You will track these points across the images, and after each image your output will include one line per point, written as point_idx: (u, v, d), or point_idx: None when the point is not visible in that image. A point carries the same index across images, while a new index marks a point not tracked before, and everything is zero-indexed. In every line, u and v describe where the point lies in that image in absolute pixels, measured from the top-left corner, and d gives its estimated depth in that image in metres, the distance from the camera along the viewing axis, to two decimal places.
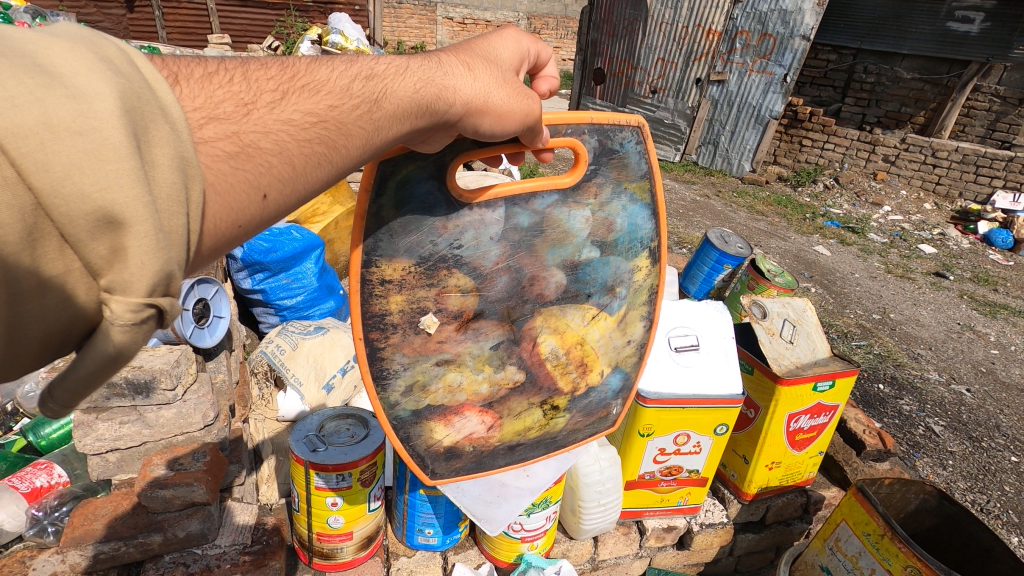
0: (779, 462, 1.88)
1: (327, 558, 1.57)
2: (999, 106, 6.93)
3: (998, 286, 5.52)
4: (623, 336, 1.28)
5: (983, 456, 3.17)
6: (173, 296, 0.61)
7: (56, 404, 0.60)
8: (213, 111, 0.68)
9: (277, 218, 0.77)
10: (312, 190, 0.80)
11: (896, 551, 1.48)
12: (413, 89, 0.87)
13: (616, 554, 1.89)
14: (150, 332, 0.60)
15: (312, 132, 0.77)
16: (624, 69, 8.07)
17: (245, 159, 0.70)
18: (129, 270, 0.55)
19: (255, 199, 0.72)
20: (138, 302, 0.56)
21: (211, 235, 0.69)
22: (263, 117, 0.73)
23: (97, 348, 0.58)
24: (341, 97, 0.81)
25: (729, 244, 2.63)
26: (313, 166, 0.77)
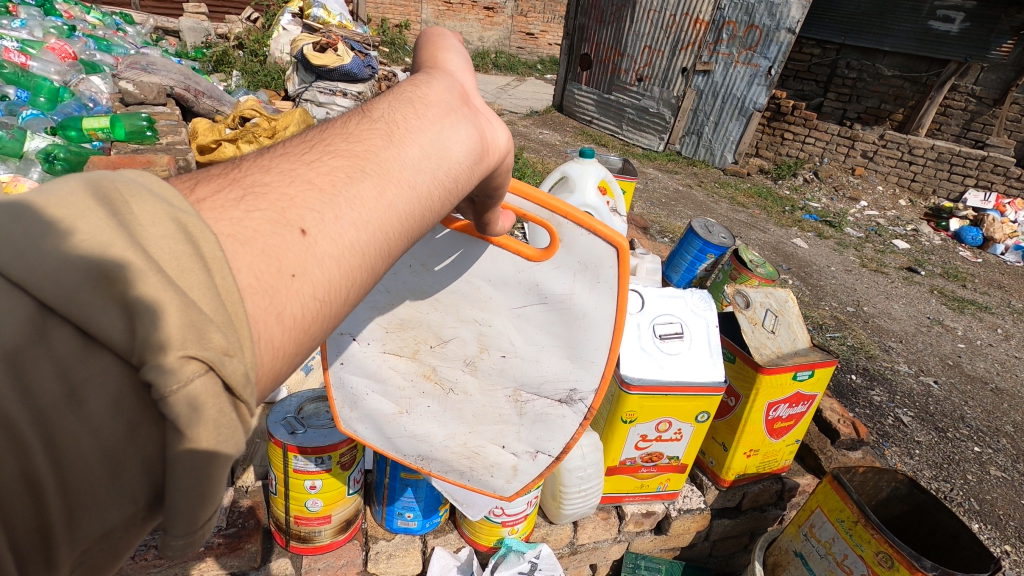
0: (757, 450, 1.90)
1: (305, 541, 1.55)
2: (974, 106, 7.09)
3: (966, 282, 5.68)
4: None
5: (948, 446, 3.27)
6: (233, 358, 0.47)
7: (177, 540, 0.47)
8: (199, 173, 0.64)
9: (344, 255, 0.59)
10: (368, 215, 0.61)
11: (868, 538, 1.51)
12: (386, 96, 0.75)
13: (595, 539, 1.91)
14: (227, 407, 0.46)
15: (317, 153, 0.65)
16: (610, 56, 8.20)
17: (255, 196, 0.58)
18: (148, 331, 0.44)
19: (293, 237, 0.56)
20: (176, 360, 0.44)
21: (259, 293, 0.53)
22: (256, 162, 0.65)
23: (175, 443, 0.45)
24: (329, 123, 0.73)
25: (713, 233, 2.62)
26: (345, 183, 0.62)
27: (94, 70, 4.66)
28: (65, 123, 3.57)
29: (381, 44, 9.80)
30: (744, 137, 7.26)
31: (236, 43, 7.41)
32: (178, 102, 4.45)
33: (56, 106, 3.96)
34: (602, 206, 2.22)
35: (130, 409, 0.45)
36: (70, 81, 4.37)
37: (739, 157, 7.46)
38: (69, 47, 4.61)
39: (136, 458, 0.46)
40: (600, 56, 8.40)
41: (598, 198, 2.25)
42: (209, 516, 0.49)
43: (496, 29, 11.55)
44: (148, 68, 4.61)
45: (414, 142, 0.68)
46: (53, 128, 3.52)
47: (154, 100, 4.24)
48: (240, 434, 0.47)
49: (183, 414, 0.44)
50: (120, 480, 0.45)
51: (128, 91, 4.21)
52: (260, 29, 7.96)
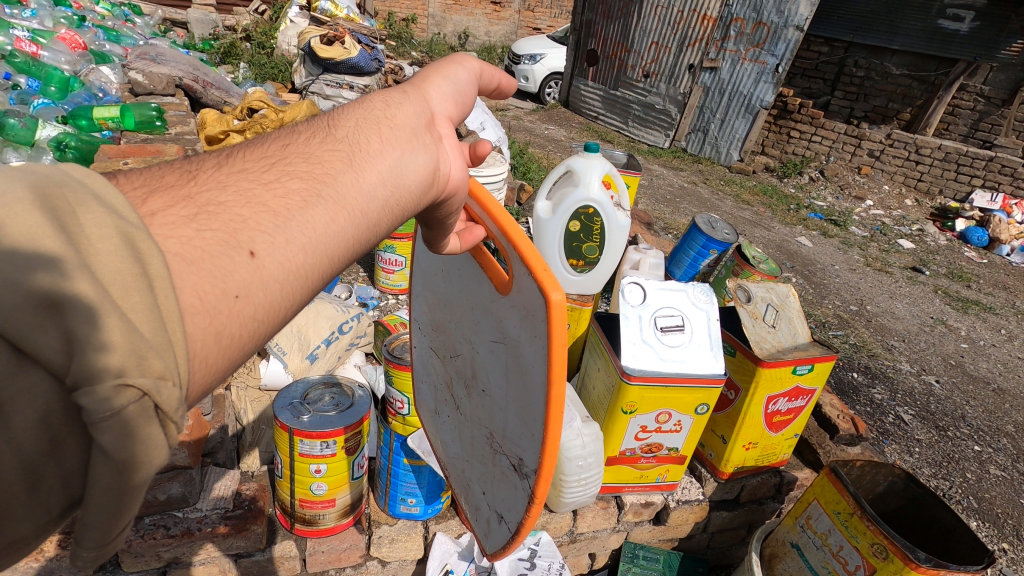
0: (756, 443, 1.92)
1: (309, 524, 1.58)
2: (982, 107, 7.08)
3: (971, 282, 5.67)
4: None
5: (948, 444, 3.29)
6: (166, 378, 0.49)
7: (86, 550, 0.51)
8: (157, 183, 0.66)
9: (288, 278, 0.63)
10: (318, 239, 0.66)
11: (864, 529, 1.53)
12: (357, 114, 0.82)
13: (594, 528, 1.94)
14: (157, 428, 0.49)
15: (275, 176, 0.70)
16: (617, 52, 8.19)
17: (208, 218, 0.61)
18: (87, 352, 0.46)
19: (241, 259, 0.59)
20: (110, 386, 0.46)
21: (201, 313, 0.56)
22: (213, 176, 0.69)
23: (100, 461, 0.48)
24: (292, 139, 0.78)
25: (716, 228, 2.64)
26: (299, 207, 0.67)
27: (103, 61, 4.68)
28: (75, 113, 3.60)
29: (388, 38, 9.81)
30: (750, 135, 7.25)
31: (244, 35, 7.42)
32: (187, 93, 4.47)
33: (66, 96, 3.99)
34: (606, 201, 2.26)
35: (59, 425, 0.47)
36: (80, 71, 4.41)
37: (745, 155, 7.44)
38: (80, 37, 4.64)
39: (54, 472, 0.48)
40: (607, 51, 8.39)
41: (603, 192, 2.29)
42: (122, 530, 0.52)
43: (503, 24, 11.53)
44: (158, 59, 4.64)
45: (374, 168, 0.75)
46: (64, 117, 3.55)
47: (162, 91, 4.28)
48: (165, 453, 0.50)
49: (113, 436, 0.47)
50: (37, 493, 0.48)
51: (138, 81, 4.25)
52: (268, 22, 7.97)
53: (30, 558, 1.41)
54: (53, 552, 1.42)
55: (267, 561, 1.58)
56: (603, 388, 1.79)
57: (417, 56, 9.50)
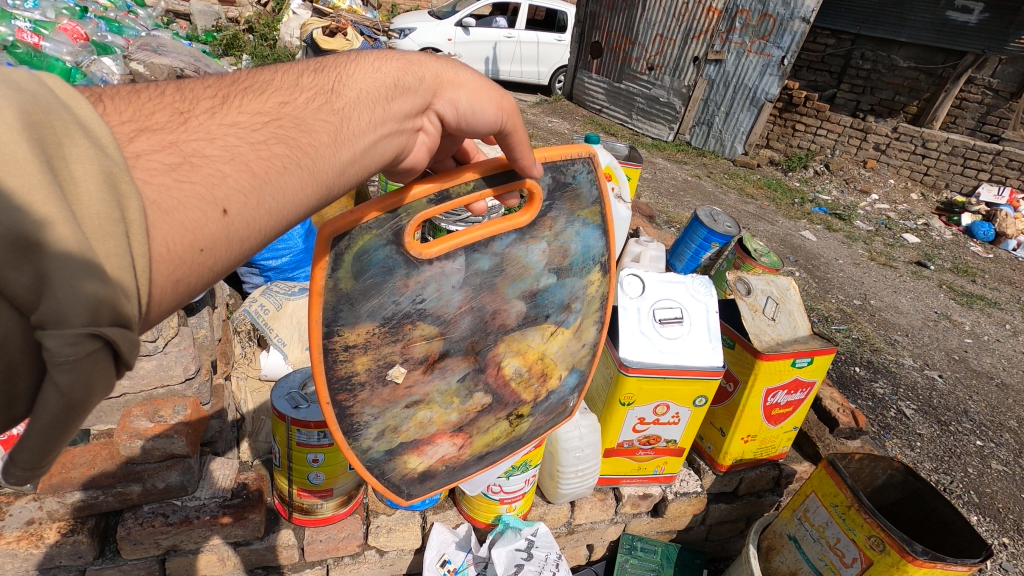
0: (755, 436, 1.92)
1: (307, 513, 1.59)
2: (991, 99, 6.99)
3: (976, 277, 5.62)
4: (579, 341, 1.15)
5: (950, 439, 3.27)
6: (124, 323, 0.56)
7: (20, 470, 0.55)
8: (144, 123, 0.69)
9: (250, 237, 0.70)
10: (284, 206, 0.74)
11: (861, 522, 1.53)
12: (365, 85, 0.86)
13: (592, 520, 1.94)
14: (107, 371, 0.55)
15: (265, 134, 0.74)
16: (622, 44, 8.13)
17: (189, 170, 0.66)
18: (56, 293, 0.52)
19: (213, 214, 0.66)
20: (77, 332, 0.52)
21: (167, 262, 0.63)
22: (203, 123, 0.72)
23: (50, 394, 0.53)
24: (292, 93, 0.81)
25: (717, 221, 2.62)
26: (277, 172, 0.72)
27: (105, 52, 4.67)
28: None
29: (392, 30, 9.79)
30: (754, 128, 7.20)
31: (246, 27, 7.40)
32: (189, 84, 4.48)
33: (68, 86, 4.00)
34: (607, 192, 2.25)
35: (17, 350, 0.53)
36: (82, 62, 4.41)
37: (749, 148, 7.40)
38: (81, 28, 4.64)
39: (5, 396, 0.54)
40: (611, 44, 8.33)
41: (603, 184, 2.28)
42: (51, 459, 0.57)
43: None
44: (159, 50, 4.64)
45: (352, 147, 0.82)
46: None
47: (165, 81, 4.31)
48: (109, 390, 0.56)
49: (69, 377, 0.53)
50: None
51: (140, 72, 4.30)
52: (270, 14, 7.96)
53: (28, 545, 1.42)
54: (52, 539, 1.43)
55: (266, 548, 1.60)
56: (602, 379, 1.78)
57: None
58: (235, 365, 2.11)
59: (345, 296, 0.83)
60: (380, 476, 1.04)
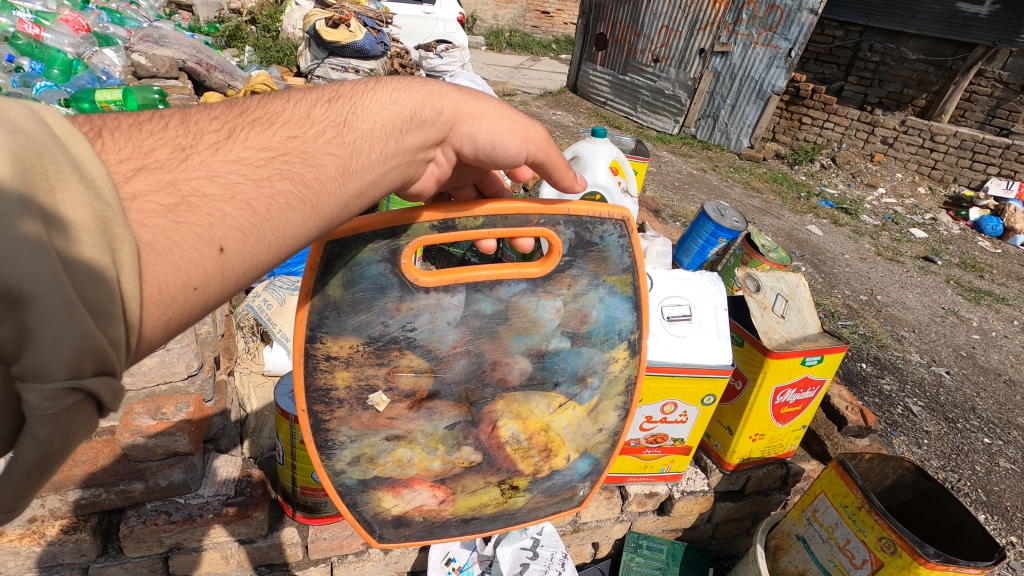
0: (763, 435, 1.90)
1: (311, 512, 1.58)
2: (1001, 92, 6.87)
3: (984, 273, 5.57)
4: (593, 424, 1.08)
5: (957, 436, 3.25)
6: (106, 373, 0.57)
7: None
8: (144, 162, 0.66)
9: (246, 273, 0.69)
10: (283, 241, 0.72)
11: (871, 523, 1.51)
12: (379, 118, 0.84)
13: (598, 518, 1.94)
14: (87, 417, 0.57)
15: (269, 170, 0.72)
16: (627, 36, 8.04)
17: (188, 211, 0.65)
18: (40, 349, 0.52)
19: (209, 254, 0.65)
20: (56, 387, 0.53)
21: (158, 302, 0.63)
22: (205, 160, 0.69)
23: (29, 443, 0.55)
24: (301, 126, 0.79)
25: (725, 216, 2.58)
26: (279, 209, 0.71)
27: (107, 44, 4.66)
28: (78, 95, 3.56)
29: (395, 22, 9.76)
30: (760, 121, 7.14)
31: (249, 18, 7.34)
32: (191, 76, 4.46)
33: (69, 78, 3.98)
34: (613, 186, 2.19)
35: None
36: (84, 54, 4.38)
37: (755, 142, 7.33)
38: (82, 19, 4.60)
39: None
40: (616, 36, 8.25)
41: (609, 177, 2.23)
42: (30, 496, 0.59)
43: (511, 7, 11.45)
44: (161, 41, 4.60)
45: (358, 181, 0.80)
46: (67, 99, 3.52)
47: (166, 74, 4.30)
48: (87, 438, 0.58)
49: (47, 428, 0.54)
50: None
51: (141, 65, 4.28)
52: (273, 5, 7.89)
53: (31, 543, 1.40)
54: (54, 536, 1.42)
55: (269, 547, 1.59)
56: None
57: None
58: (238, 360, 2.10)
59: (333, 304, 0.84)
60: (351, 507, 1.01)
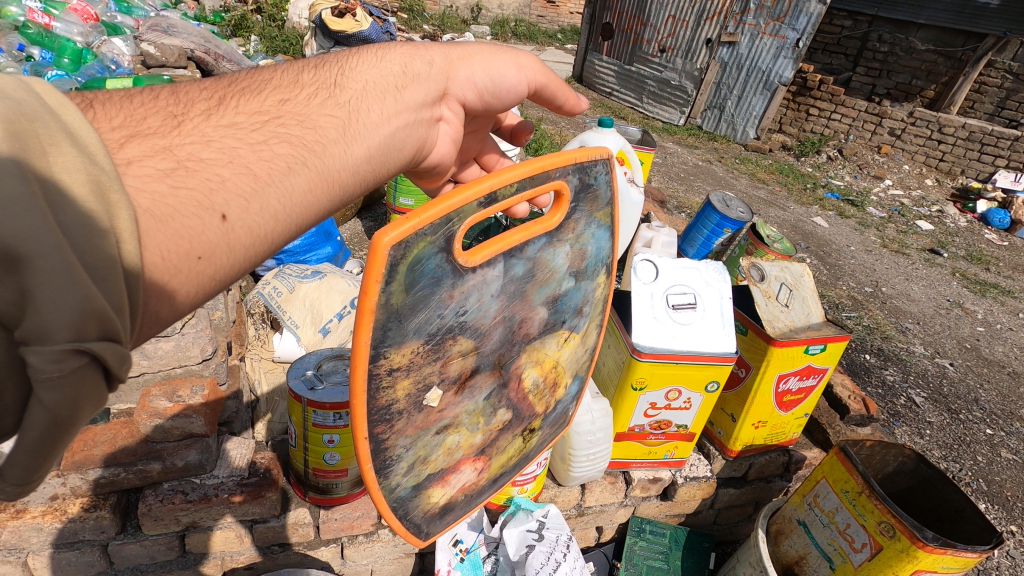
0: (765, 422, 1.92)
1: (323, 493, 1.62)
2: (1010, 83, 6.83)
3: (990, 265, 5.55)
4: (585, 345, 1.17)
5: (959, 427, 3.27)
6: (113, 338, 0.56)
7: (11, 484, 0.57)
8: (136, 128, 0.69)
9: (253, 243, 0.71)
10: (289, 208, 0.74)
11: (871, 508, 1.54)
12: (369, 77, 0.88)
13: (602, 502, 1.98)
14: (95, 385, 0.56)
15: (265, 134, 0.74)
16: (633, 25, 7.99)
17: (186, 175, 0.66)
18: (40, 309, 0.51)
19: (212, 221, 0.66)
20: (60, 349, 0.51)
21: (162, 270, 0.63)
22: (198, 125, 0.72)
23: (39, 409, 0.54)
24: (291, 90, 0.83)
25: (731, 207, 2.59)
26: (281, 173, 0.73)
27: (116, 33, 4.68)
28: (88, 84, 3.61)
29: (399, 12, 9.82)
30: (767, 112, 7.11)
31: (254, 8, 7.34)
32: (199, 65, 4.49)
33: (79, 67, 3.99)
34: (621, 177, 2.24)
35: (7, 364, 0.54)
36: (92, 43, 4.41)
37: (761, 133, 7.31)
38: (91, 8, 4.62)
39: None
40: (622, 26, 8.21)
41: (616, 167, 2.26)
42: (44, 470, 0.59)
43: None
44: (169, 31, 4.62)
45: (365, 142, 0.83)
46: (78, 88, 3.55)
47: (175, 63, 4.34)
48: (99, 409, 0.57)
49: (55, 393, 0.53)
50: None
51: (150, 54, 4.28)
52: None
53: (53, 519, 1.46)
54: (75, 514, 1.47)
55: (281, 526, 1.63)
56: (614, 364, 1.79)
57: (429, 31, 9.43)
58: (249, 346, 2.13)
59: (395, 313, 0.75)
60: (403, 517, 0.98)
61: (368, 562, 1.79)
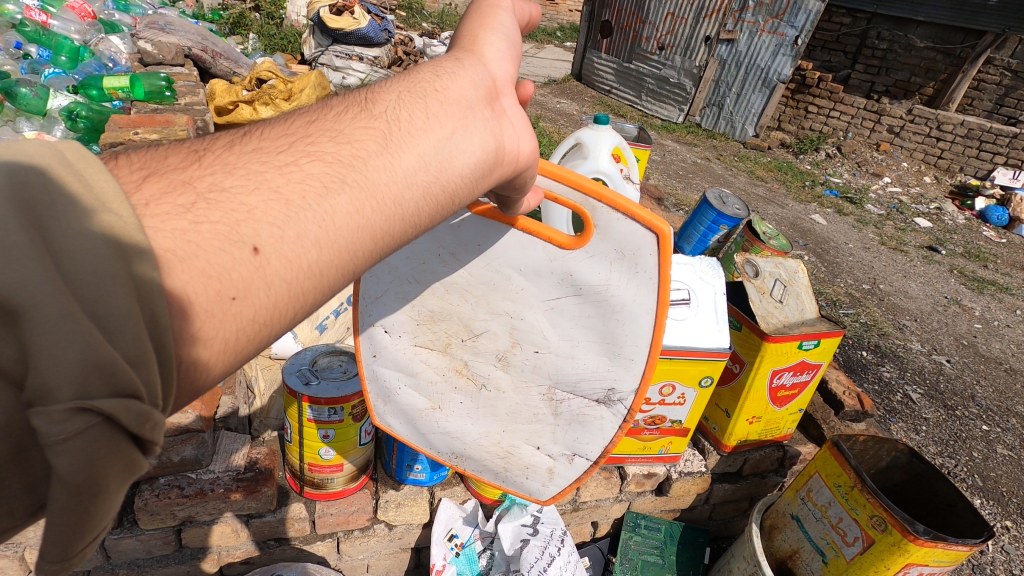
0: (760, 417, 1.93)
1: (318, 488, 1.63)
2: (1009, 80, 6.82)
3: (988, 263, 5.55)
4: None
5: (956, 424, 3.28)
6: (132, 395, 0.47)
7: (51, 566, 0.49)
8: (157, 164, 0.63)
9: (297, 277, 0.59)
10: (335, 233, 0.61)
11: (864, 502, 1.54)
12: (400, 86, 0.74)
13: (597, 497, 1.99)
14: (118, 450, 0.47)
15: (294, 156, 0.64)
16: (632, 23, 8.00)
17: (206, 208, 0.57)
18: (40, 364, 0.44)
19: (243, 256, 0.56)
20: (62, 408, 0.44)
21: (190, 316, 0.54)
22: (220, 156, 0.64)
23: (54, 478, 0.46)
24: (320, 112, 0.72)
25: (727, 203, 2.59)
26: (317, 195, 0.61)
27: (113, 30, 4.68)
28: (85, 82, 3.61)
29: (398, 10, 9.84)
30: (766, 109, 7.09)
31: (253, 5, 7.34)
32: (197, 63, 4.50)
33: (76, 65, 3.99)
34: (616, 173, 2.20)
35: (19, 434, 0.47)
36: (89, 40, 4.41)
37: (760, 130, 7.30)
38: (88, 6, 4.63)
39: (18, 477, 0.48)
40: (621, 23, 8.23)
41: (612, 164, 2.23)
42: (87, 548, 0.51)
43: None
44: (166, 28, 4.62)
45: (415, 149, 0.68)
46: (75, 85, 3.55)
47: (172, 60, 4.25)
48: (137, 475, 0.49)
49: (70, 458, 0.45)
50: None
51: (146, 52, 4.16)
52: None
53: None
54: None
55: (278, 521, 1.64)
56: None
57: (428, 29, 9.46)
58: None
59: None
60: None
61: (364, 556, 1.80)
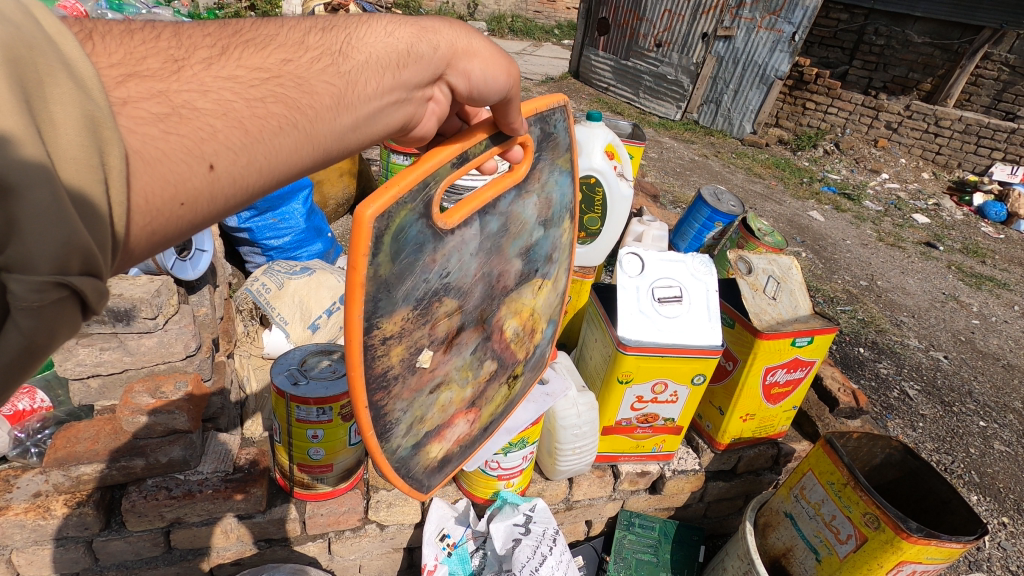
0: (753, 415, 1.92)
1: (308, 488, 1.62)
2: (1007, 76, 6.80)
3: (986, 259, 5.55)
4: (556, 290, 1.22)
5: (953, 419, 3.27)
6: (95, 274, 0.53)
7: None
8: (136, 67, 0.64)
9: (235, 195, 0.69)
10: (274, 166, 0.73)
11: (857, 499, 1.54)
12: (376, 49, 0.85)
13: (590, 496, 1.98)
14: (73, 316, 0.52)
15: (263, 91, 0.71)
16: (629, 20, 7.95)
17: (179, 123, 0.63)
18: (26, 238, 0.48)
19: (200, 170, 0.64)
20: (44, 279, 0.48)
21: (144, 213, 0.61)
22: (198, 73, 0.67)
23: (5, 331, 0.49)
24: (295, 51, 0.78)
25: (721, 200, 2.59)
26: (272, 132, 0.71)
27: None
28: None
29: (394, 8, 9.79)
30: (764, 106, 7.16)
31: (248, 4, 7.28)
32: None
33: None
34: (610, 171, 2.24)
35: None
36: None
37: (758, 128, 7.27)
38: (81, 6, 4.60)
39: None
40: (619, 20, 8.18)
41: (605, 161, 2.25)
42: None
43: None
44: None
45: (354, 112, 0.82)
46: None
47: None
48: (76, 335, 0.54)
49: (29, 320, 0.49)
50: None
51: None
52: None
53: (36, 516, 1.46)
54: (58, 510, 1.47)
55: (267, 522, 1.64)
56: (601, 358, 1.79)
57: None
58: (238, 343, 2.14)
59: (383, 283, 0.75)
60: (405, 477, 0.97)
61: (356, 557, 1.80)
